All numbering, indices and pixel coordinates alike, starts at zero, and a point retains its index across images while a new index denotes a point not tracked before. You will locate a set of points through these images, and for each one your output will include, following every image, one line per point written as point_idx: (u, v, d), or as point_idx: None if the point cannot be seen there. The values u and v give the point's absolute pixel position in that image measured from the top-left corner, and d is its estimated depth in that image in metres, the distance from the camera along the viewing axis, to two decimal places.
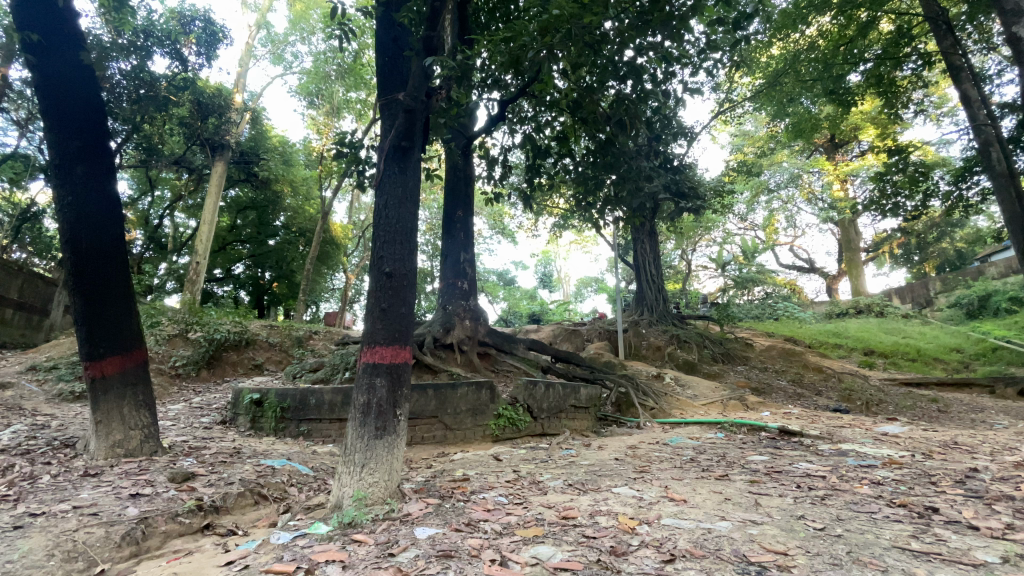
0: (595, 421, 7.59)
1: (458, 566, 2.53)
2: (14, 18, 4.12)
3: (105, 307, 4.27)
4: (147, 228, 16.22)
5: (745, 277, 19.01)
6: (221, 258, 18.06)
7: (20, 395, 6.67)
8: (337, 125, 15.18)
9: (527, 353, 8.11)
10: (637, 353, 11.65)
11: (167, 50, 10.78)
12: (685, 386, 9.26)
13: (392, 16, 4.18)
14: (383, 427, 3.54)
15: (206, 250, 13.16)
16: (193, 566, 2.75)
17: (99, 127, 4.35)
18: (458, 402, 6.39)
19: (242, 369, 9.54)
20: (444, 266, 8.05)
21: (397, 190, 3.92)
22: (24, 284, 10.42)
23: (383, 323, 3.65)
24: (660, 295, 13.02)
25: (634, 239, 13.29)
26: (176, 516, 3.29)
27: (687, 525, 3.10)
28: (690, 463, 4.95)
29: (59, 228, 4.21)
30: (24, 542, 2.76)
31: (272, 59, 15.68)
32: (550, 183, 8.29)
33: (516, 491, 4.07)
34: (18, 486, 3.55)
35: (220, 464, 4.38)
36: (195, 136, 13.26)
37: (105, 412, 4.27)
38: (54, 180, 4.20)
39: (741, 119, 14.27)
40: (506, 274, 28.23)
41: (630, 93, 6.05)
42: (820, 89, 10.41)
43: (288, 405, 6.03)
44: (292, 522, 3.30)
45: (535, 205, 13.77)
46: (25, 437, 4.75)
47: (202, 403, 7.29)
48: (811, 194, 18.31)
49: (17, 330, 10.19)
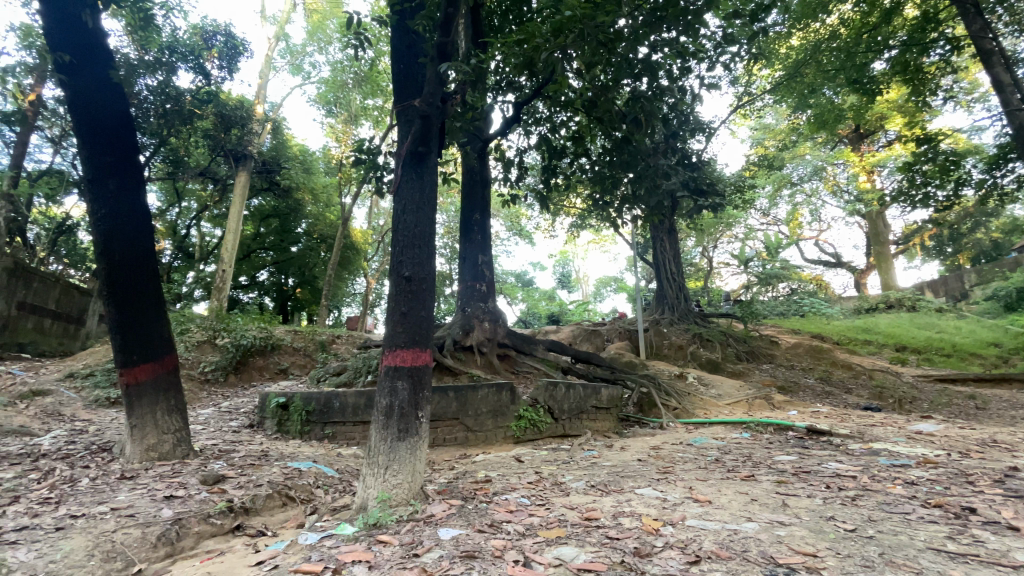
0: (617, 422, 7.54)
1: (482, 566, 2.55)
2: (46, 40, 4.27)
3: (137, 315, 4.42)
4: (175, 238, 16.66)
5: (769, 274, 18.39)
6: (247, 265, 18.56)
7: (59, 402, 6.95)
8: (355, 132, 15.48)
9: (547, 354, 8.13)
10: (658, 353, 11.48)
11: (191, 65, 11.23)
12: (709, 385, 9.11)
13: (406, 24, 4.28)
14: (405, 429, 3.58)
15: (231, 258, 13.42)
16: (226, 566, 2.82)
17: (129, 142, 4.52)
18: (478, 404, 6.44)
19: (268, 374, 9.75)
20: (462, 269, 8.09)
21: (414, 196, 3.97)
22: (61, 295, 10.79)
23: (403, 327, 3.70)
24: (681, 293, 12.84)
25: (653, 238, 13.18)
26: (208, 517, 3.39)
27: (712, 526, 3.05)
28: (715, 463, 4.87)
29: (94, 240, 4.37)
30: (66, 543, 2.88)
31: (291, 69, 15.97)
32: (567, 182, 8.27)
33: (538, 492, 4.07)
34: (59, 489, 3.70)
35: (250, 467, 4.50)
36: (219, 147, 13.58)
37: (140, 416, 4.42)
38: (87, 193, 4.36)
39: (761, 111, 13.97)
40: (522, 275, 28.16)
41: (646, 90, 6.04)
42: (843, 79, 10.11)
43: (313, 408, 6.16)
44: (320, 523, 3.37)
45: (552, 205, 13.70)
46: (65, 442, 4.95)
47: (230, 407, 7.49)
48: (836, 186, 17.89)
49: (55, 338, 10.64)
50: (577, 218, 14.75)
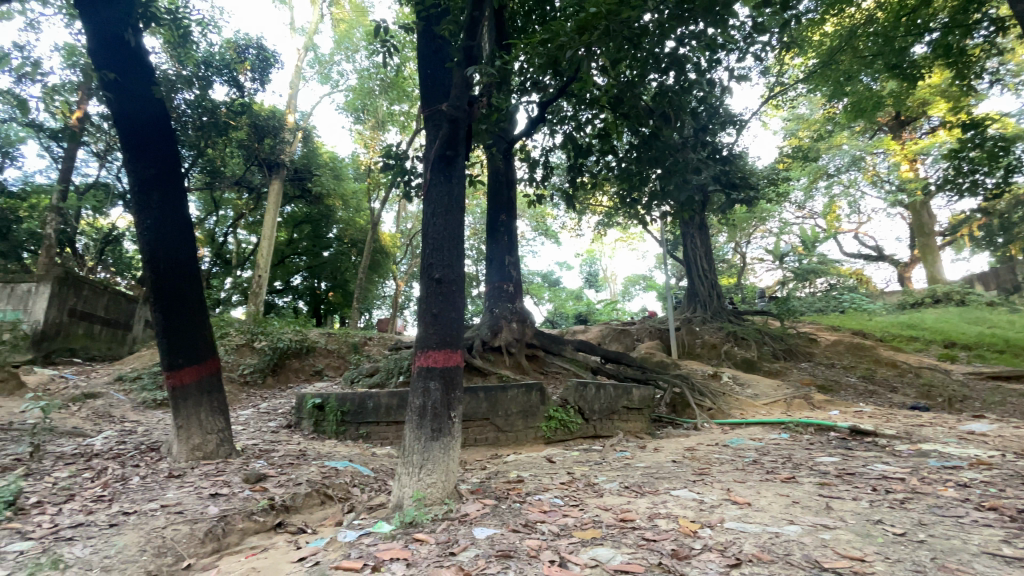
0: (650, 423, 7.42)
1: (518, 566, 2.54)
2: (93, 61, 4.50)
3: (181, 319, 4.61)
4: (213, 246, 17.28)
5: (805, 269, 17.45)
6: (281, 271, 19.11)
7: (110, 404, 7.31)
8: (382, 138, 15.80)
9: (576, 354, 8.09)
10: (691, 352, 11.25)
11: (227, 78, 11.81)
12: (745, 385, 8.89)
13: (432, 30, 4.35)
14: (438, 429, 3.61)
15: (266, 264, 13.82)
16: (269, 562, 2.91)
17: (171, 154, 4.71)
18: (509, 404, 6.45)
19: (304, 375, 9.99)
20: (490, 270, 8.11)
21: (443, 199, 4.00)
22: (109, 302, 11.33)
23: (434, 328, 3.73)
24: (713, 291, 12.56)
25: (683, 234, 12.96)
26: (251, 514, 3.50)
27: (753, 529, 2.97)
28: (754, 465, 4.73)
29: (141, 249, 4.57)
30: (120, 538, 3.02)
31: (320, 79, 16.37)
32: (593, 180, 8.21)
33: (571, 493, 4.04)
34: (112, 487, 3.89)
35: (289, 466, 4.63)
36: (253, 157, 14.04)
37: (186, 418, 4.61)
38: (134, 205, 4.57)
39: (795, 101, 13.53)
40: (549, 275, 28.10)
41: (673, 84, 5.95)
42: (881, 65, 9.66)
43: (347, 409, 6.29)
44: (357, 521, 3.43)
45: (578, 204, 13.62)
46: (116, 442, 5.21)
47: (269, 408, 7.73)
48: (876, 176, 17.19)
49: (104, 343, 11.20)
50: (604, 216, 14.61)
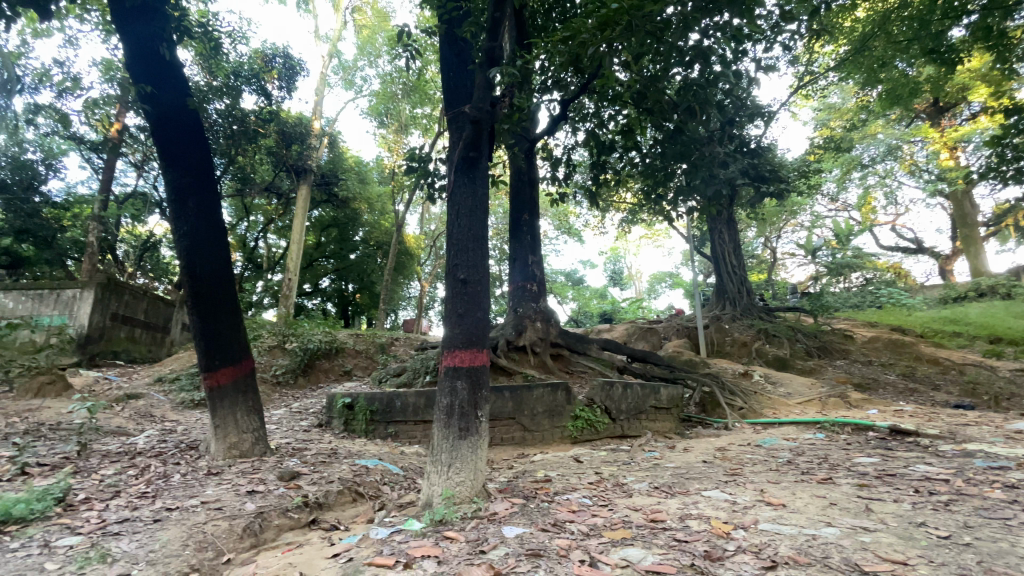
0: (679, 422, 7.30)
1: (548, 565, 2.54)
2: (132, 76, 4.69)
3: (216, 322, 4.76)
4: (245, 251, 17.81)
5: (839, 264, 16.81)
6: (310, 274, 19.56)
7: (151, 404, 7.62)
8: (406, 141, 15.99)
9: (601, 353, 8.04)
10: (720, 351, 11.02)
11: (255, 87, 12.14)
12: (777, 383, 8.66)
13: (455, 32, 4.38)
14: (466, 428, 3.64)
15: (296, 268, 14.17)
16: (305, 558, 2.98)
17: (204, 163, 4.87)
18: (534, 404, 6.45)
19: (334, 375, 10.20)
20: (513, 269, 8.12)
21: (467, 201, 4.03)
22: (148, 306, 11.81)
23: (460, 328, 3.76)
24: (743, 287, 12.27)
25: (710, 230, 12.71)
26: (286, 511, 3.60)
27: (788, 530, 2.89)
28: (788, 465, 4.60)
29: (178, 255, 4.75)
30: (164, 533, 3.14)
31: (344, 85, 16.68)
32: (617, 177, 8.14)
33: (599, 493, 4.02)
34: (156, 484, 4.05)
35: (321, 464, 4.73)
36: (282, 163, 14.40)
37: (223, 417, 4.77)
38: (172, 213, 4.75)
39: (825, 90, 13.11)
40: (573, 274, 27.93)
41: (697, 77, 5.86)
42: (918, 50, 9.21)
43: (376, 408, 6.40)
44: (388, 519, 3.49)
45: (602, 202, 13.51)
46: (157, 441, 5.42)
47: (301, 408, 7.91)
48: (914, 165, 16.51)
49: (145, 346, 11.68)
50: (628, 213, 14.44)
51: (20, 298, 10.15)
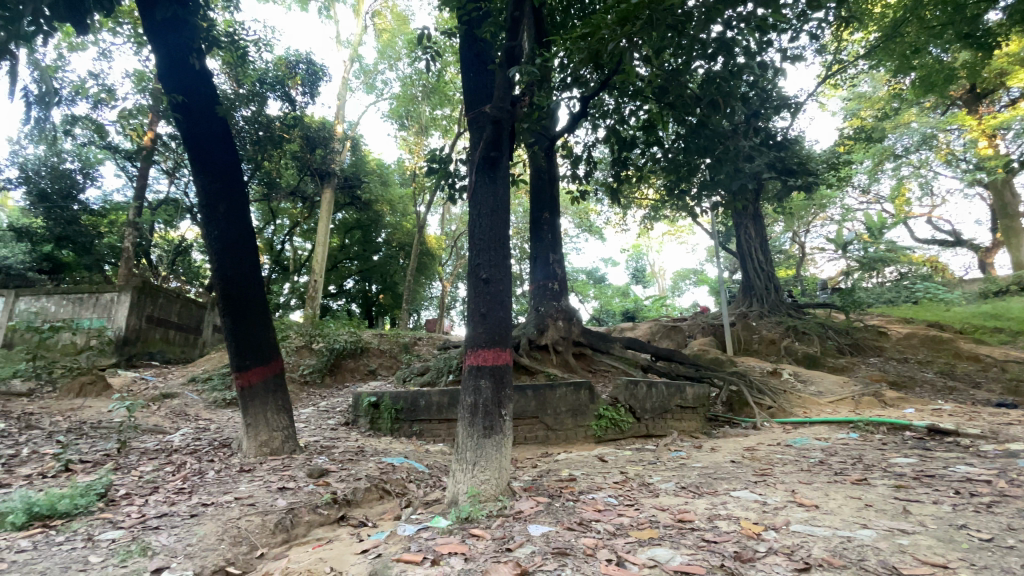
0: (705, 422, 7.18)
1: (575, 564, 2.53)
2: (163, 86, 4.84)
3: (247, 323, 4.89)
4: (272, 254, 18.25)
5: (872, 258, 16.17)
6: (335, 275, 19.91)
7: (185, 403, 7.88)
8: (426, 142, 16.17)
9: (624, 352, 7.96)
10: (748, 349, 10.78)
11: (279, 94, 12.52)
12: (807, 382, 8.44)
13: (474, 33, 4.41)
14: (490, 427, 3.65)
15: (321, 270, 14.43)
16: (335, 553, 3.04)
17: (233, 169, 5.00)
18: (558, 403, 6.43)
19: (359, 375, 10.38)
20: (534, 268, 8.11)
21: (488, 200, 4.05)
22: (181, 308, 12.21)
23: (483, 326, 3.78)
24: (770, 284, 11.99)
25: (736, 225, 12.47)
26: (316, 508, 3.68)
27: (822, 532, 2.82)
28: (821, 466, 4.48)
29: (209, 259, 4.89)
30: (200, 528, 3.24)
31: (365, 88, 16.92)
32: (638, 174, 8.06)
33: (625, 492, 3.98)
34: (192, 481, 4.19)
35: (349, 462, 4.82)
36: (306, 168, 14.67)
37: (254, 415, 4.90)
38: (203, 218, 4.90)
39: (855, 79, 12.68)
40: (594, 273, 27.72)
41: (721, 70, 5.76)
42: (953, 35, 8.80)
43: (401, 407, 6.48)
44: (415, 516, 3.53)
45: (623, 199, 13.38)
46: (192, 438, 5.60)
47: (328, 407, 8.06)
48: (950, 155, 15.85)
49: (178, 347, 12.08)
50: (650, 210, 14.26)
51: (61, 301, 10.60)
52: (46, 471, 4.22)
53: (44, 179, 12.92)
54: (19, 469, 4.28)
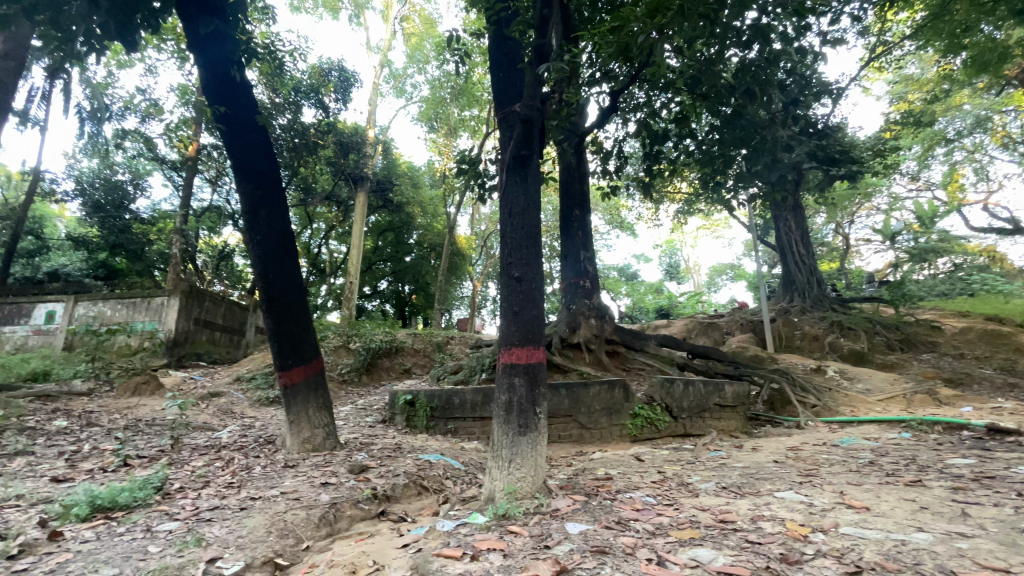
0: (745, 421, 6.99)
1: (614, 562, 2.51)
2: (207, 99, 5.06)
3: (289, 324, 5.06)
4: (309, 257, 18.82)
5: (923, 248, 15.17)
6: (369, 277, 20.39)
7: (231, 401, 8.23)
8: (455, 143, 16.36)
9: (659, 350, 7.83)
10: (789, 346, 10.42)
11: (313, 101, 12.91)
12: (854, 379, 8.10)
13: (503, 32, 4.44)
14: (525, 424, 3.66)
15: (356, 271, 14.78)
16: (377, 547, 3.12)
17: (272, 175, 5.18)
18: (591, 402, 6.38)
19: (395, 373, 10.59)
20: (566, 267, 8.06)
21: (519, 199, 4.05)
22: (226, 311, 12.74)
23: (516, 325, 3.79)
24: (813, 278, 11.54)
25: (775, 217, 12.06)
26: (357, 503, 3.78)
27: (873, 535, 2.70)
28: (871, 466, 4.29)
29: (252, 263, 5.09)
30: (250, 520, 3.38)
31: (395, 93, 17.22)
32: (671, 167, 7.90)
33: (663, 492, 3.92)
34: (240, 475, 4.38)
35: (387, 459, 4.92)
36: (341, 172, 15.09)
37: (297, 413, 5.08)
38: (246, 224, 5.09)
39: (901, 61, 12.05)
40: (626, 269, 27.36)
41: (756, 58, 5.58)
42: (1009, 10, 8.24)
43: (436, 405, 6.56)
44: (453, 512, 3.58)
45: (655, 193, 13.16)
46: (239, 435, 5.84)
47: (365, 405, 8.25)
48: (1008, 137, 14.90)
49: (224, 348, 12.62)
50: (684, 204, 13.97)
51: (116, 306, 11.13)
52: (106, 465, 4.49)
53: (98, 191, 13.71)
54: (83, 463, 4.57)
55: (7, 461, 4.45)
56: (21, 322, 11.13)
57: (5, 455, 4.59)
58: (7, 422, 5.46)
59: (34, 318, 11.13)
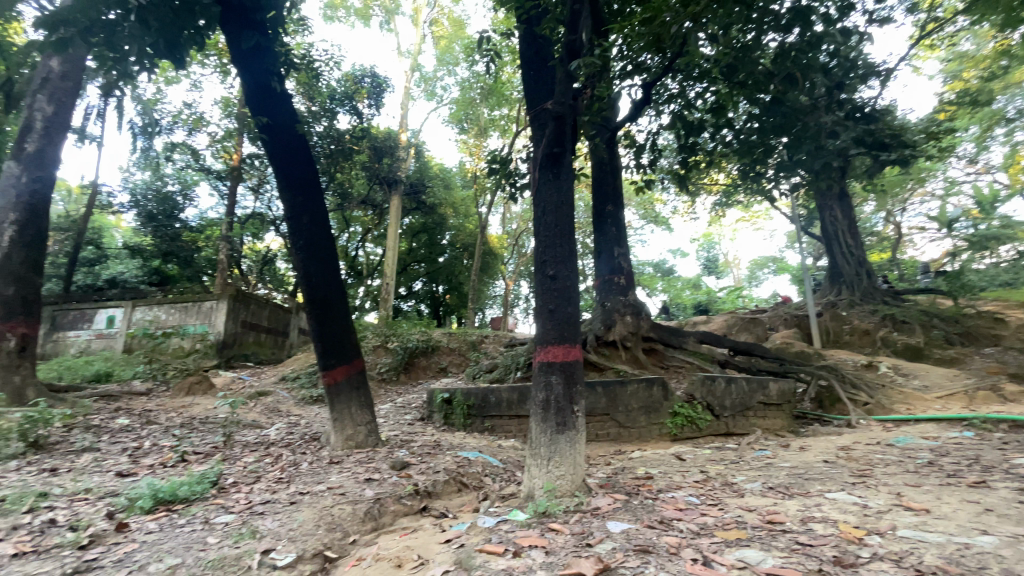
0: (792, 419, 6.74)
1: (659, 562, 2.48)
2: (250, 110, 5.25)
3: (331, 325, 5.22)
4: (347, 260, 19.34)
5: (983, 236, 14.16)
6: (404, 278, 20.79)
7: (278, 400, 8.57)
8: (486, 143, 16.44)
9: (698, 346, 7.65)
10: (838, 341, 9.99)
11: (348, 108, 13.25)
12: (909, 375, 7.70)
13: (534, 30, 4.45)
14: (563, 423, 3.65)
15: (392, 273, 15.08)
16: (420, 542, 3.18)
17: (312, 181, 5.35)
18: (629, 400, 6.31)
19: (431, 372, 10.79)
20: (600, 263, 7.99)
21: (552, 197, 4.04)
22: (270, 313, 13.27)
23: (552, 323, 3.79)
24: (862, 270, 11.02)
25: (819, 207, 11.57)
26: (400, 498, 3.88)
27: (934, 538, 2.56)
28: (930, 467, 4.06)
29: (296, 267, 5.27)
30: (300, 514, 3.51)
31: (426, 96, 17.47)
32: (707, 159, 7.69)
33: (707, 492, 3.83)
34: (289, 471, 4.55)
35: (428, 456, 5.01)
36: (376, 176, 15.46)
37: (340, 411, 5.24)
38: (290, 229, 5.28)
39: (956, 37, 11.32)
40: (663, 265, 26.91)
41: (796, 42, 5.38)
42: None
43: (473, 403, 6.64)
44: (493, 509, 3.62)
45: (691, 186, 12.85)
46: (286, 433, 6.08)
47: (404, 403, 8.43)
48: None
49: (269, 348, 13.15)
50: (721, 196, 13.60)
51: (170, 310, 11.74)
52: (166, 461, 4.76)
53: (151, 202, 14.60)
54: (144, 459, 4.86)
55: (77, 457, 4.78)
56: (84, 327, 11.92)
57: (75, 451, 4.93)
58: (75, 421, 5.85)
59: (96, 323, 11.89)
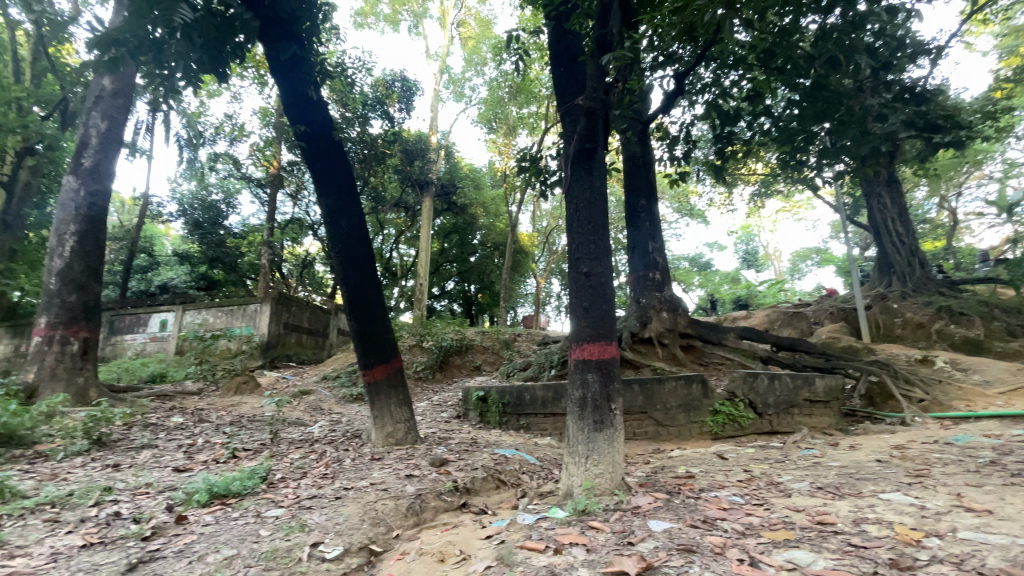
0: (840, 417, 6.47)
1: (703, 561, 2.44)
2: (290, 119, 5.44)
3: (370, 326, 5.35)
4: (382, 261, 19.77)
5: None
6: (438, 278, 21.07)
7: (320, 398, 8.86)
8: (515, 142, 16.44)
9: (738, 342, 7.44)
10: (889, 335, 9.52)
11: (380, 113, 13.52)
12: (969, 370, 7.26)
13: (563, 26, 4.41)
14: (601, 421, 3.63)
15: (426, 273, 15.30)
16: (462, 537, 3.23)
17: (349, 186, 5.50)
18: (667, 398, 6.21)
19: (466, 370, 10.91)
20: (633, 259, 7.87)
21: (585, 194, 4.02)
22: (310, 315, 13.72)
23: (587, 321, 3.76)
24: (914, 259, 10.45)
25: (866, 194, 11.03)
26: (440, 495, 3.96)
27: (998, 540, 2.41)
28: (994, 467, 3.83)
29: (336, 270, 5.44)
30: (345, 509, 3.63)
31: (455, 97, 17.61)
32: (743, 148, 7.46)
33: (751, 492, 3.73)
34: (333, 467, 4.71)
35: (465, 453, 5.08)
36: (407, 179, 15.74)
37: (380, 409, 5.38)
38: (329, 233, 5.44)
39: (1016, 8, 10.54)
40: (699, 259, 26.27)
41: (839, 22, 5.15)
42: None
43: (508, 401, 6.68)
44: (532, 506, 3.64)
45: (728, 177, 12.49)
46: (328, 430, 6.28)
47: (440, 401, 8.55)
48: None
49: (310, 349, 13.61)
50: (759, 186, 13.17)
51: (217, 313, 12.29)
52: (218, 457, 5.00)
53: (197, 211, 15.30)
54: (198, 455, 5.12)
55: (137, 453, 5.08)
56: (140, 330, 12.64)
57: (135, 448, 5.23)
58: (135, 420, 6.22)
59: (150, 327, 12.57)
